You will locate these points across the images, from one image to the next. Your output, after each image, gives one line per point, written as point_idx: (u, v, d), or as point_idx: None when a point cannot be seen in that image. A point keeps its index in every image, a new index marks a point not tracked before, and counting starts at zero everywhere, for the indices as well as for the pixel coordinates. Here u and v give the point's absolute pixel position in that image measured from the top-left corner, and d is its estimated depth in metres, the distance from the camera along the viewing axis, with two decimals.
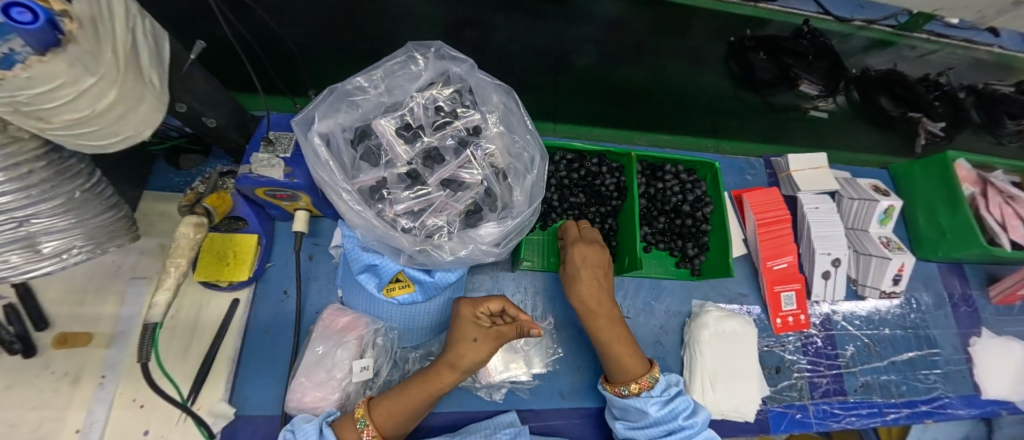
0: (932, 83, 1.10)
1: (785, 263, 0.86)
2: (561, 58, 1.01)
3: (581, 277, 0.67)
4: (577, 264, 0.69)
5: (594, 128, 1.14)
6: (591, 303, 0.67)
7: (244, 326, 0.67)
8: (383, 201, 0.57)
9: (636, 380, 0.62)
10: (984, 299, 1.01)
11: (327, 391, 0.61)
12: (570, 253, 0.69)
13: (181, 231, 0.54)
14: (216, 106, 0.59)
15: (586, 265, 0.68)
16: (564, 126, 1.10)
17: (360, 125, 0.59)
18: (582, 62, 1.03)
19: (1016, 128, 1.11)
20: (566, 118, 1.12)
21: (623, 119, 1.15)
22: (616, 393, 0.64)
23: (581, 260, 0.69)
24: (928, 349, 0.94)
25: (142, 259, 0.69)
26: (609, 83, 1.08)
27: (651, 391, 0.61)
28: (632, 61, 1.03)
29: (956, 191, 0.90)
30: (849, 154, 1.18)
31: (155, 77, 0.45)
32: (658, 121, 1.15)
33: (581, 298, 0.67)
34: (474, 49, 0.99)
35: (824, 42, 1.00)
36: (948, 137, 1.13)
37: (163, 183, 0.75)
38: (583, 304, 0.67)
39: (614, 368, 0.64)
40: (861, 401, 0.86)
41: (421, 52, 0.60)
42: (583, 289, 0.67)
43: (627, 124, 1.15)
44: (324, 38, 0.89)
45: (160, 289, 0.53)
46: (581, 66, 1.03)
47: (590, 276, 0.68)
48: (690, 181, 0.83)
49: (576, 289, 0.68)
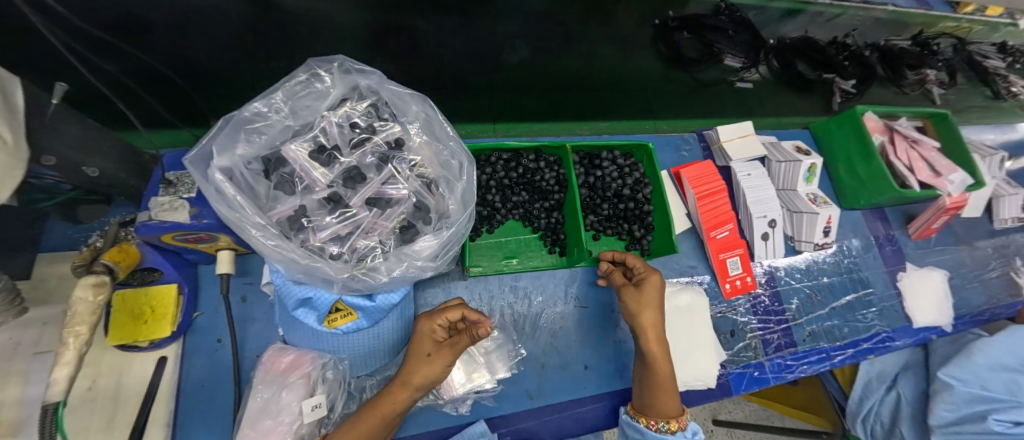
0: (841, 44, 1.19)
1: (726, 231, 0.90)
2: (493, 57, 1.00)
3: (651, 306, 0.66)
4: (649, 293, 0.68)
5: (530, 123, 0.97)
6: (657, 327, 0.66)
7: (176, 384, 0.62)
8: (304, 231, 0.54)
9: (675, 417, 0.63)
10: (905, 237, 1.11)
11: (277, 439, 0.55)
12: (646, 283, 0.68)
13: (77, 295, 0.49)
14: (100, 152, 0.53)
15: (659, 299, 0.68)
16: (500, 123, 0.95)
17: (268, 153, 0.55)
18: (514, 59, 1.02)
19: (917, 77, 1.21)
20: (498, 116, 0.97)
21: (559, 110, 1.02)
22: (650, 425, 0.63)
23: (653, 290, 0.68)
24: (863, 290, 1.02)
25: (46, 331, 0.62)
26: (540, 76, 1.03)
27: (686, 431, 0.63)
28: (567, 51, 1.06)
29: (868, 142, 0.98)
30: (779, 118, 1.17)
31: (4, 129, 0.39)
32: (595, 106, 1.05)
33: (649, 325, 0.65)
34: (400, 57, 0.96)
35: (742, 16, 1.07)
36: (860, 93, 1.18)
37: (63, 243, 0.69)
38: (647, 333, 0.65)
39: (658, 402, 0.63)
40: (810, 349, 0.91)
41: (324, 68, 0.57)
42: (654, 318, 0.66)
43: (559, 113, 1.01)
44: (237, 64, 0.86)
45: (59, 364, 0.46)
46: (515, 63, 1.02)
47: (658, 306, 0.67)
48: (628, 164, 0.85)
49: (645, 317, 0.66)
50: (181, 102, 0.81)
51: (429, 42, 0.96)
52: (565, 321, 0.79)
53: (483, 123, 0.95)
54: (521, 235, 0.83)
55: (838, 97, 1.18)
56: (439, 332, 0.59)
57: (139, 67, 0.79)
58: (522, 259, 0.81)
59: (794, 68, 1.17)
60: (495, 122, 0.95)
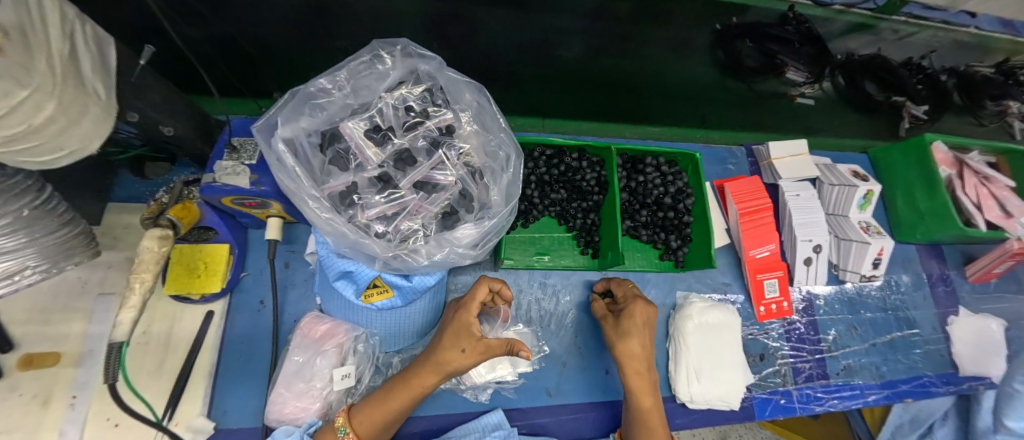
0: (915, 66, 1.11)
1: (768, 251, 0.86)
2: (545, 54, 1.00)
3: (631, 337, 0.63)
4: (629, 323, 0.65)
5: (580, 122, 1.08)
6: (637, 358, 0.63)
7: (220, 337, 0.66)
8: (354, 207, 0.55)
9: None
10: (961, 278, 1.03)
11: (308, 401, 0.60)
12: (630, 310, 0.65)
13: (145, 245, 0.52)
14: (175, 113, 0.56)
15: (644, 327, 0.64)
16: (552, 120, 1.06)
17: (327, 128, 0.57)
18: (569, 55, 1.01)
19: (997, 108, 1.12)
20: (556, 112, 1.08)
21: (615, 111, 1.11)
22: None
23: (632, 322, 0.64)
24: (908, 330, 0.96)
25: (110, 273, 0.67)
26: (596, 76, 1.06)
27: None
28: (621, 51, 1.01)
29: (933, 174, 0.91)
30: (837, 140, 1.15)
31: (100, 86, 0.42)
32: (637, 110, 1.12)
33: (626, 356, 0.63)
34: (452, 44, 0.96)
35: (810, 28, 0.99)
36: (931, 119, 1.12)
37: (129, 194, 0.72)
38: (626, 365, 0.63)
39: (640, 434, 0.62)
40: (843, 384, 0.87)
41: (387, 50, 0.58)
42: (635, 349, 0.63)
43: (612, 114, 1.11)
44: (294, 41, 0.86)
45: (125, 307, 0.51)
46: (569, 59, 1.02)
47: (640, 336, 0.64)
48: (671, 172, 0.83)
49: (627, 347, 0.63)
50: (254, 73, 0.90)
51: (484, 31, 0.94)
52: (590, 324, 0.79)
53: (534, 119, 1.06)
54: (555, 233, 0.83)
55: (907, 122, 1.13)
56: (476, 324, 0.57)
57: (215, 36, 0.81)
58: (554, 256, 0.81)
59: (861, 88, 1.09)
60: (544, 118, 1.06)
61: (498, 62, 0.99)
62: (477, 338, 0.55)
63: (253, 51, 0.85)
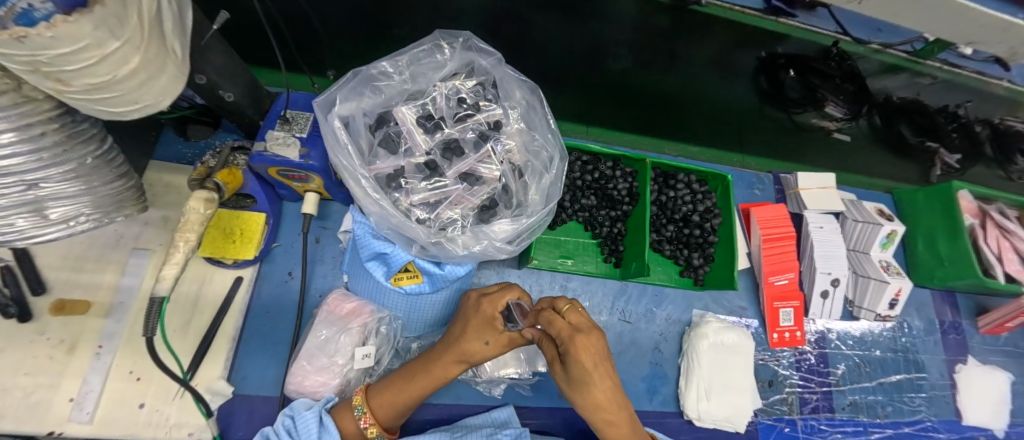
0: (952, 114, 1.11)
1: (787, 280, 0.87)
2: (594, 64, 1.01)
3: (591, 386, 0.50)
4: (578, 370, 0.51)
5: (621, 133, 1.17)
6: (605, 408, 0.51)
7: (246, 304, 0.67)
8: (399, 190, 0.56)
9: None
10: (973, 328, 1.03)
11: (328, 376, 0.61)
12: (572, 355, 0.50)
13: (191, 206, 0.53)
14: (234, 80, 0.57)
15: (597, 368, 0.50)
16: (594, 128, 1.16)
17: (381, 111, 0.58)
18: (617, 66, 1.02)
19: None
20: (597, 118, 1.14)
21: (655, 125, 1.16)
22: None
23: (581, 360, 0.50)
24: (915, 373, 0.96)
25: (145, 230, 0.68)
26: (638, 92, 1.08)
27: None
28: (665, 70, 1.03)
29: (957, 220, 0.92)
30: (870, 179, 1.23)
31: (177, 45, 0.43)
32: (678, 128, 1.16)
33: (588, 407, 0.52)
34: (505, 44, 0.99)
35: (852, 65, 0.99)
36: (963, 169, 1.17)
37: (171, 154, 0.73)
38: (596, 413, 0.52)
39: None
40: (847, 419, 0.88)
41: (448, 41, 0.59)
42: (601, 397, 0.51)
43: (654, 128, 1.16)
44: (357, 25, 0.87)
45: (169, 263, 0.51)
46: (616, 70, 1.03)
47: (599, 376, 0.50)
48: (702, 191, 0.84)
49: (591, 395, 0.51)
50: (317, 51, 0.91)
51: None
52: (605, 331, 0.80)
53: (580, 125, 1.15)
54: (581, 238, 0.84)
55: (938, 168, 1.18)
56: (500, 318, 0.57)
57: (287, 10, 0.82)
58: (577, 261, 0.82)
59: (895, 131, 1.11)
60: (589, 126, 1.15)
61: (544, 63, 1.02)
62: (501, 332, 0.57)
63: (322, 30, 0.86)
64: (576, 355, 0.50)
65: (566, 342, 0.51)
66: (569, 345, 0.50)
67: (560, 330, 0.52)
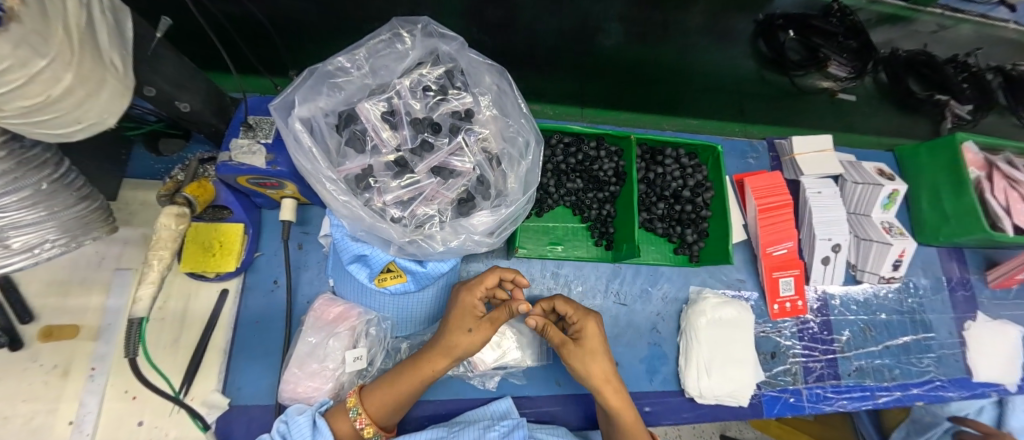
0: (961, 64, 1.09)
1: (785, 249, 0.85)
2: (588, 40, 1.04)
3: (598, 357, 0.61)
4: (590, 343, 0.61)
5: (617, 112, 1.06)
6: (606, 382, 0.60)
7: (233, 316, 0.66)
8: (370, 191, 0.54)
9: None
10: (982, 283, 1.01)
11: (320, 381, 0.60)
12: (585, 330, 0.62)
13: (162, 222, 0.51)
14: (191, 89, 0.56)
15: (600, 341, 0.62)
16: (589, 110, 1.05)
17: (344, 109, 0.56)
18: (609, 43, 1.06)
19: None
20: (590, 99, 1.06)
21: (647, 101, 1.09)
22: None
23: (592, 335, 0.62)
24: (923, 333, 0.94)
25: (127, 249, 0.67)
26: (632, 65, 1.08)
27: None
28: (662, 42, 1.08)
29: (962, 174, 0.88)
30: (879, 138, 1.15)
31: (117, 58, 0.41)
32: (674, 101, 1.10)
33: (595, 378, 0.60)
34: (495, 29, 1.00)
35: (854, 20, 1.04)
36: (976, 121, 1.09)
37: (143, 170, 0.72)
38: (599, 386, 0.60)
39: None
40: (854, 385, 0.86)
41: (407, 29, 0.56)
42: (603, 368, 0.61)
43: (647, 104, 1.08)
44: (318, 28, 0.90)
45: (145, 282, 0.51)
46: (608, 46, 1.07)
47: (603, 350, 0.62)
48: (691, 165, 0.81)
49: (596, 369, 0.60)
50: (268, 47, 0.89)
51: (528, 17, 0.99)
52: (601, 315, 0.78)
53: (574, 107, 1.04)
54: (570, 223, 0.81)
55: (948, 122, 1.12)
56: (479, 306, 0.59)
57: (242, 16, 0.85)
58: (567, 247, 0.80)
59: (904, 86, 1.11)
60: (584, 108, 1.04)
61: (524, 41, 1.02)
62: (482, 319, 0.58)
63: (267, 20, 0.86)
64: (588, 332, 0.61)
65: (582, 325, 0.62)
66: (584, 324, 0.62)
67: (574, 312, 0.63)
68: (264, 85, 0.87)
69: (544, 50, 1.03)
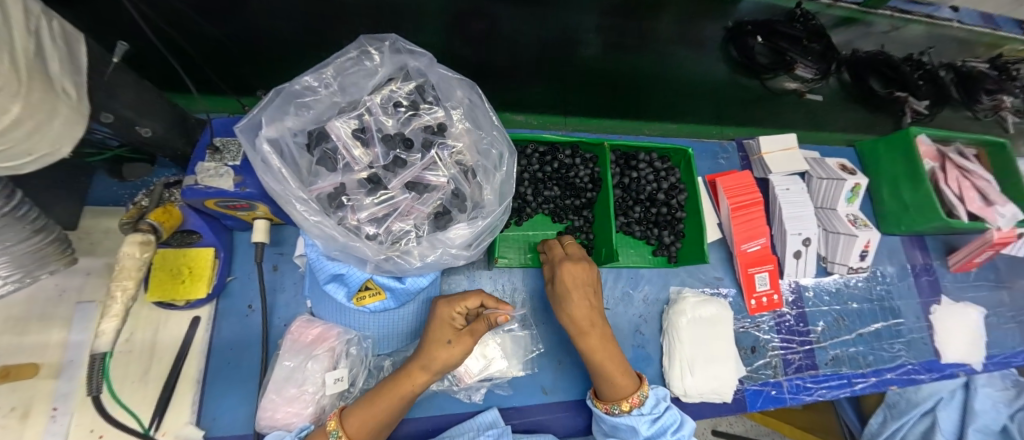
0: (915, 63, 1.16)
1: (759, 245, 0.87)
2: (567, 51, 1.06)
3: (571, 295, 0.66)
4: (564, 287, 0.66)
5: (600, 120, 1.16)
6: (583, 326, 0.64)
7: (206, 344, 0.64)
8: (343, 209, 0.54)
9: (627, 398, 0.62)
10: (944, 268, 1.06)
11: (300, 406, 0.58)
12: (558, 274, 0.67)
13: (126, 251, 0.49)
14: (152, 113, 0.54)
15: (575, 286, 0.66)
16: (574, 119, 1.14)
17: (314, 127, 0.55)
18: (588, 53, 1.08)
19: (992, 103, 1.16)
20: (574, 110, 1.15)
21: (625, 108, 1.18)
22: (608, 410, 0.64)
23: (565, 281, 0.66)
24: (893, 319, 0.98)
25: (89, 281, 0.64)
26: (609, 74, 1.12)
27: (642, 407, 0.62)
28: (638, 49, 1.09)
29: (918, 166, 0.93)
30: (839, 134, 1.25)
31: (70, 86, 0.40)
32: (649, 108, 1.18)
33: (574, 321, 0.65)
34: (480, 41, 1.02)
35: (816, 24, 1.07)
36: (933, 115, 1.17)
37: (107, 197, 0.70)
38: (575, 326, 0.65)
39: (608, 388, 0.64)
40: (831, 374, 0.89)
41: (375, 46, 0.57)
42: (581, 311, 0.65)
43: (629, 112, 1.18)
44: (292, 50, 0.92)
45: (108, 316, 0.49)
46: (588, 56, 1.09)
47: (581, 296, 0.66)
48: (664, 168, 0.83)
49: (568, 310, 0.66)
50: (231, 65, 0.90)
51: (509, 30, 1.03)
52: None
53: (556, 116, 1.13)
54: (549, 230, 0.82)
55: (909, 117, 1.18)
56: (459, 319, 0.60)
57: (205, 45, 0.85)
58: None
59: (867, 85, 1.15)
60: (566, 116, 1.14)
61: (502, 53, 1.04)
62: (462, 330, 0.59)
63: (226, 39, 0.84)
64: (562, 278, 0.66)
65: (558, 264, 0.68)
66: (559, 268, 0.67)
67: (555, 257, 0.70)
68: (233, 106, 0.91)
69: (526, 60, 1.06)
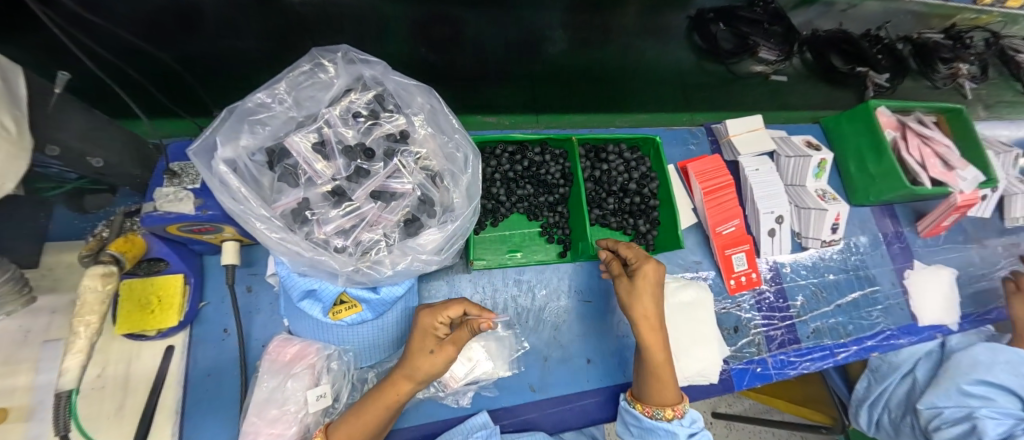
0: (873, 38, 1.21)
1: (734, 227, 0.89)
2: (532, 49, 1.10)
3: (645, 296, 0.63)
4: (641, 283, 0.64)
5: (572, 115, 1.09)
6: (650, 323, 0.62)
7: (183, 373, 0.63)
8: (308, 224, 0.53)
9: (670, 406, 0.62)
10: (914, 234, 1.09)
11: (282, 426, 0.56)
12: (640, 270, 0.64)
13: (86, 285, 0.48)
14: (104, 142, 0.53)
15: (655, 286, 0.64)
16: (546, 116, 1.07)
17: (272, 144, 0.55)
18: (554, 50, 1.11)
19: (948, 71, 1.22)
20: (547, 106, 1.09)
21: (598, 99, 1.13)
22: (646, 412, 0.63)
23: (646, 276, 0.64)
24: (869, 288, 1.01)
25: (56, 318, 0.62)
26: (578, 69, 1.13)
27: (683, 418, 0.62)
28: (603, 45, 1.14)
29: (879, 136, 0.96)
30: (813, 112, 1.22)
31: (8, 120, 0.38)
32: (621, 97, 1.14)
33: (641, 317, 0.62)
34: (445, 47, 1.04)
35: (775, 8, 1.15)
36: (893, 88, 1.20)
37: (68, 231, 0.69)
38: (642, 324, 0.62)
39: (653, 389, 0.62)
40: (813, 346, 0.91)
41: (328, 58, 0.57)
42: (650, 310, 0.62)
43: (604, 103, 1.12)
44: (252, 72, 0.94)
45: (71, 352, 0.47)
46: (555, 54, 1.12)
47: (655, 296, 0.63)
48: (634, 158, 0.85)
49: (640, 307, 0.63)
50: (186, 90, 0.90)
51: (473, 33, 1.04)
52: (568, 316, 0.79)
53: (528, 114, 1.06)
54: (527, 229, 0.83)
55: (872, 90, 1.21)
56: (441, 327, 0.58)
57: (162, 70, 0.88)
58: (526, 253, 0.81)
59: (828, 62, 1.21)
60: (538, 114, 1.06)
61: (468, 59, 1.06)
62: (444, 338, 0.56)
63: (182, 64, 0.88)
64: (642, 274, 0.64)
65: (639, 260, 0.65)
66: (642, 264, 0.65)
67: (634, 255, 0.67)
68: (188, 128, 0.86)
69: (493, 62, 1.07)
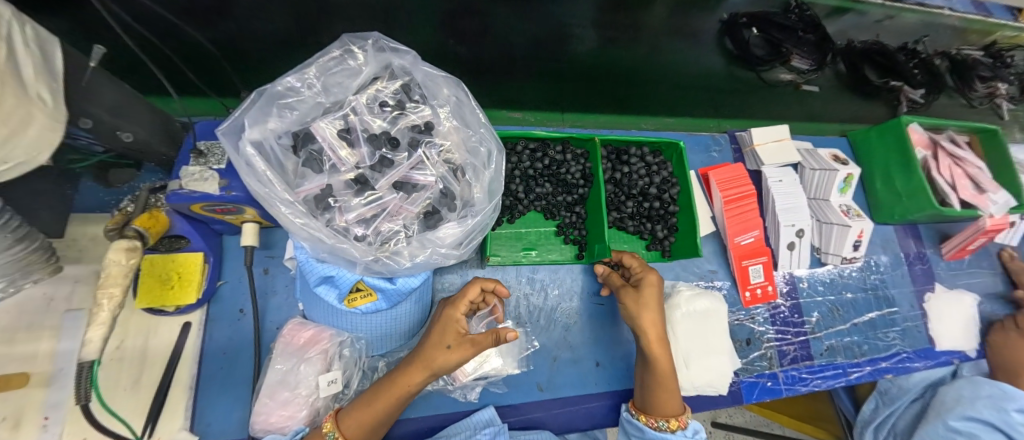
0: (909, 51, 1.17)
1: (752, 238, 0.87)
2: (558, 45, 1.07)
3: (652, 305, 0.65)
4: (647, 293, 0.67)
5: (596, 115, 1.08)
6: (655, 333, 0.64)
7: (198, 351, 0.64)
8: (330, 210, 0.53)
9: (674, 416, 0.62)
10: (937, 256, 1.06)
11: (294, 409, 0.57)
12: (644, 279, 0.68)
13: (110, 258, 0.49)
14: (134, 118, 0.54)
15: (660, 296, 0.67)
16: (569, 114, 1.06)
17: (298, 129, 0.55)
18: (582, 48, 1.09)
19: (986, 90, 1.16)
20: (569, 105, 1.08)
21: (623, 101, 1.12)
22: (650, 423, 0.62)
23: (650, 286, 0.67)
24: (887, 308, 0.98)
25: (78, 288, 0.63)
26: (605, 69, 1.11)
27: (686, 430, 0.62)
28: (630, 45, 1.12)
29: (910, 155, 0.93)
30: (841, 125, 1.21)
31: (45, 93, 0.39)
32: (644, 97, 1.13)
33: (648, 326, 0.64)
34: (472, 38, 1.03)
35: (812, 15, 1.10)
36: (927, 103, 1.16)
37: (93, 204, 0.70)
38: (647, 334, 0.64)
39: (658, 401, 0.62)
40: (825, 364, 0.90)
41: (358, 45, 0.56)
42: (656, 320, 0.65)
43: (625, 104, 1.11)
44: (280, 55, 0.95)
45: (94, 324, 0.48)
46: (583, 52, 1.10)
47: (660, 307, 0.66)
48: (656, 162, 0.83)
49: (645, 316, 0.65)
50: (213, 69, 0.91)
51: (500, 27, 1.02)
52: (579, 317, 0.79)
53: (552, 111, 1.06)
54: (542, 227, 0.82)
55: (904, 106, 1.17)
56: (462, 322, 0.59)
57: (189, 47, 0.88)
58: (541, 251, 0.81)
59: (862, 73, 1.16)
60: (563, 111, 1.06)
61: (493, 51, 1.04)
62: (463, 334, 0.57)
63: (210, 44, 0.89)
64: (648, 283, 0.67)
65: (642, 272, 0.70)
66: (646, 275, 0.69)
67: (637, 266, 0.72)
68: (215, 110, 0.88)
69: (519, 56, 1.05)
